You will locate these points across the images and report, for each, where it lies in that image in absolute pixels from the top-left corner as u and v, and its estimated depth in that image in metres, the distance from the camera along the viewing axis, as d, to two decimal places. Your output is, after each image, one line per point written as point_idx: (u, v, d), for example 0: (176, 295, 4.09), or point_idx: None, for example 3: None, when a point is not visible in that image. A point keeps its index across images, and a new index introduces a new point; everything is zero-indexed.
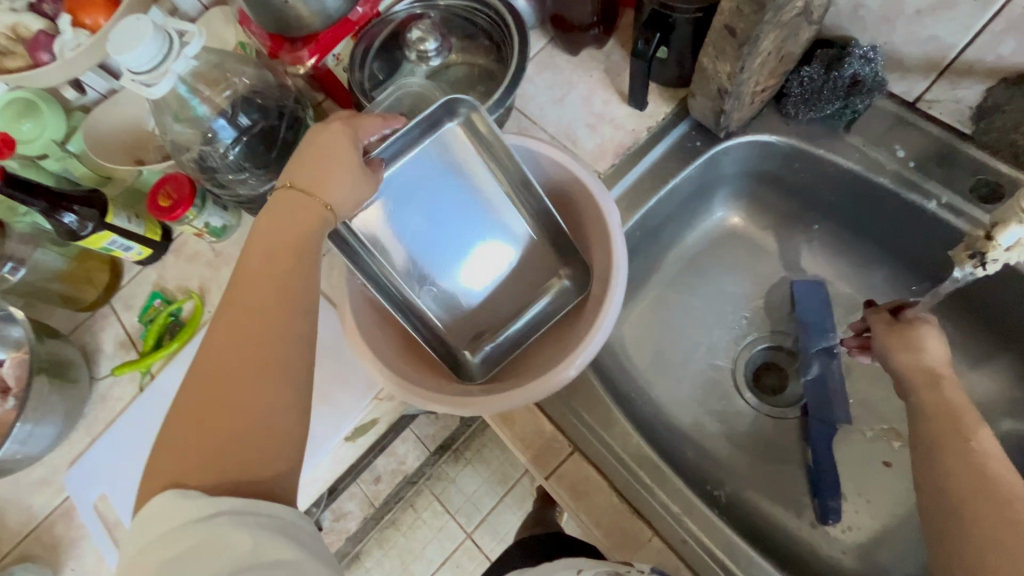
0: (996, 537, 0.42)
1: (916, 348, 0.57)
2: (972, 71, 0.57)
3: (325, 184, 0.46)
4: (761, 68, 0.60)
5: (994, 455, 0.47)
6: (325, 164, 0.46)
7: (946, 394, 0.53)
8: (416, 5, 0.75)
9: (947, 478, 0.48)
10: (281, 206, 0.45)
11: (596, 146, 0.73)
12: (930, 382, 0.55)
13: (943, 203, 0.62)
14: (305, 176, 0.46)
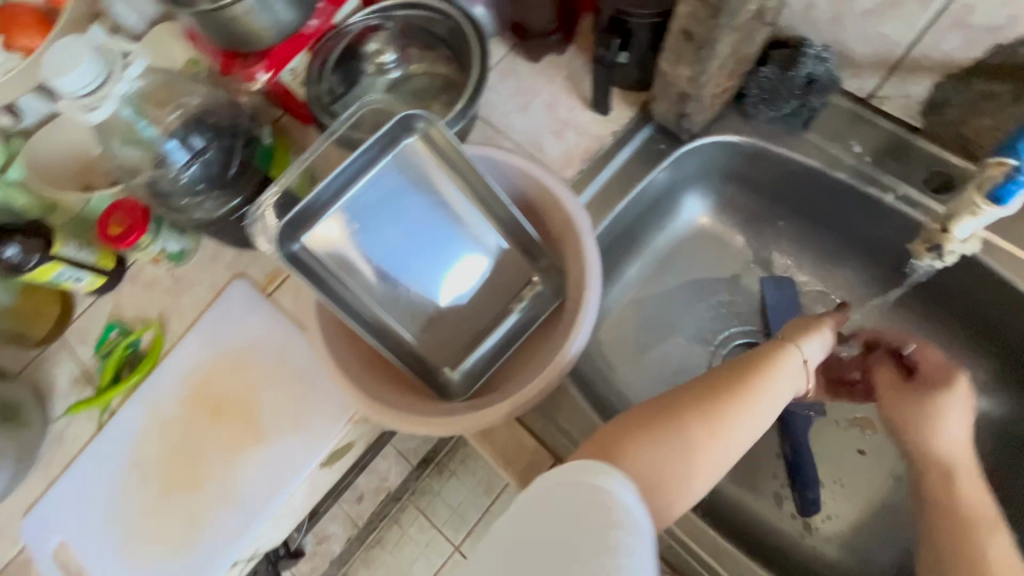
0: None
1: (930, 429, 0.53)
2: (920, 68, 0.59)
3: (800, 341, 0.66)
4: (719, 71, 0.61)
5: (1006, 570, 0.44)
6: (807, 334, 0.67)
7: (960, 490, 0.49)
8: (372, 15, 0.72)
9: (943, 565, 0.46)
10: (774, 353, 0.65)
11: (563, 153, 0.73)
12: (943, 472, 0.51)
13: (900, 196, 0.64)
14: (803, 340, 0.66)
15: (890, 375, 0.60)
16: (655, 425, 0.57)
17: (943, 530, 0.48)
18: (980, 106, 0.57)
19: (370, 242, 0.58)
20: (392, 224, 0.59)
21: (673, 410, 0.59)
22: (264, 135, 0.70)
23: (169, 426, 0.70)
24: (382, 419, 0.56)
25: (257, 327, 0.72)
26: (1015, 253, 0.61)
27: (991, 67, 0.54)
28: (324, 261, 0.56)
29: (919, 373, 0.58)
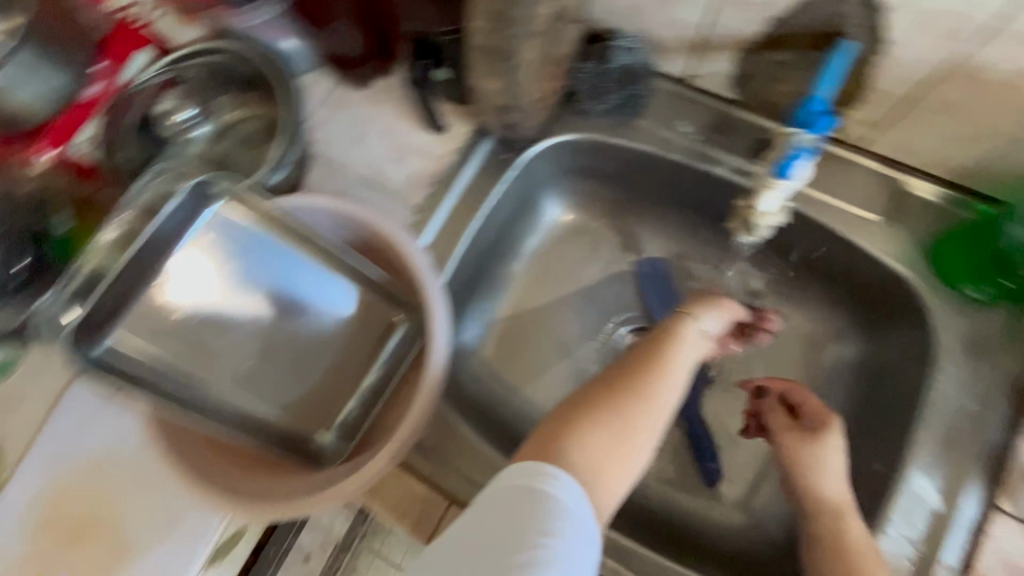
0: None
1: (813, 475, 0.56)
2: (719, 44, 0.60)
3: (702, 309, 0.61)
4: (534, 76, 0.60)
5: None
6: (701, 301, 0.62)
7: (847, 530, 0.52)
8: (161, 71, 0.64)
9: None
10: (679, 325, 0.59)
11: (407, 180, 0.70)
12: (836, 517, 0.53)
13: (729, 167, 0.67)
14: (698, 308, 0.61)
15: (785, 423, 0.60)
16: (601, 400, 0.51)
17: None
18: (778, 73, 0.60)
19: (259, 279, 0.58)
20: (299, 271, 0.59)
21: (618, 386, 0.52)
22: (57, 225, 0.62)
23: (25, 565, 0.61)
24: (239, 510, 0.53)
25: (111, 433, 0.63)
26: (834, 204, 0.63)
27: (774, 40, 0.56)
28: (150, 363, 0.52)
29: (805, 411, 0.60)
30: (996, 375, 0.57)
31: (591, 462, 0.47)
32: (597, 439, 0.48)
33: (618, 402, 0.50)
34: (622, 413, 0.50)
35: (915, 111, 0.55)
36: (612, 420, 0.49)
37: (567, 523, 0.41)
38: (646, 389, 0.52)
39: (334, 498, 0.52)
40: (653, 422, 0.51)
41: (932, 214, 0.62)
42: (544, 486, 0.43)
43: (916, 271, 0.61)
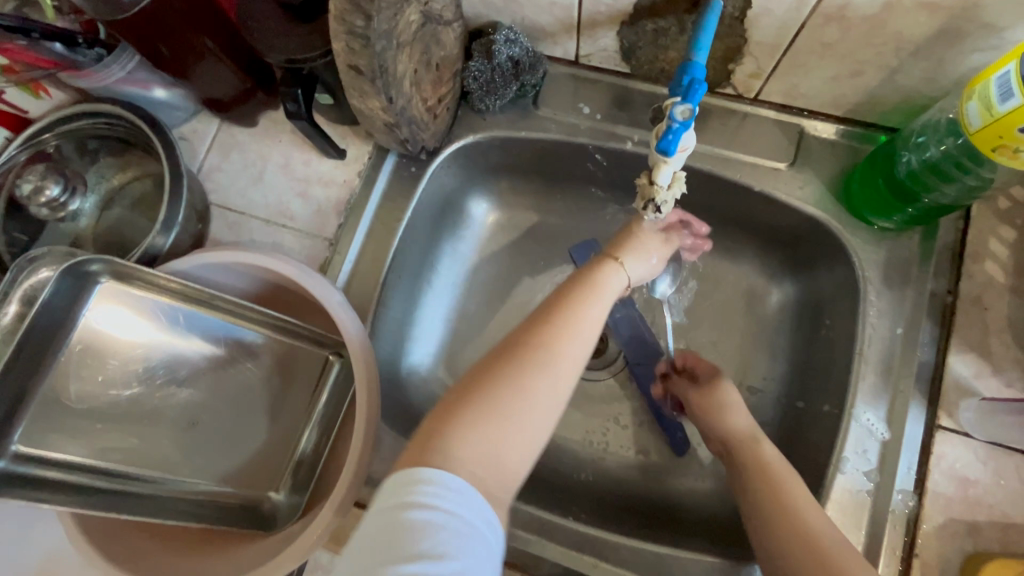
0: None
1: (722, 411, 0.58)
2: (598, 22, 0.59)
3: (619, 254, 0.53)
4: (417, 87, 0.57)
5: (799, 494, 0.47)
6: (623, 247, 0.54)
7: (761, 448, 0.53)
8: (24, 145, 0.61)
9: (783, 551, 0.44)
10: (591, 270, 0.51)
11: (316, 213, 0.67)
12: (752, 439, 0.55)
13: (637, 141, 0.66)
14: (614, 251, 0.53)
15: (686, 387, 0.63)
16: (497, 374, 0.42)
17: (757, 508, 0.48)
18: (661, 41, 0.59)
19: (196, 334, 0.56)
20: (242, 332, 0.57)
21: (511, 355, 0.44)
22: None
23: None
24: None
25: (48, 536, 0.60)
26: (743, 159, 0.63)
27: (648, 9, 0.55)
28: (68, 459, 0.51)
29: (699, 368, 0.63)
30: (919, 298, 0.58)
31: (480, 452, 0.39)
32: (484, 424, 0.40)
33: (510, 375, 0.42)
34: (517, 386, 0.42)
35: (796, 57, 0.55)
36: (505, 397, 0.41)
37: (449, 539, 0.33)
38: (543, 353, 0.44)
39: (279, 564, 0.48)
40: (553, 390, 0.43)
41: (835, 151, 0.62)
42: (416, 498, 0.35)
43: (830, 211, 0.61)
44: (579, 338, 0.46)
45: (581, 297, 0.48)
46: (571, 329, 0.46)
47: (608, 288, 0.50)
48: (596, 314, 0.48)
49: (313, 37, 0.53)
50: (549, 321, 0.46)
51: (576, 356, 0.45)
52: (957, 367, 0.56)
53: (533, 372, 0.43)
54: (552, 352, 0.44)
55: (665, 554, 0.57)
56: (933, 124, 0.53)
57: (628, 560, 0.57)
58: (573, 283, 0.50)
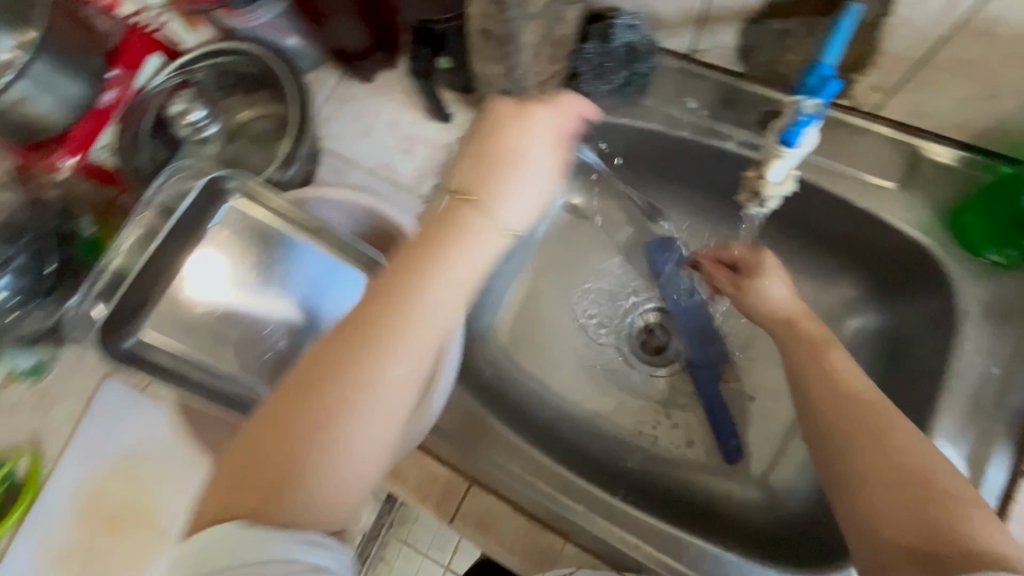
0: (878, 476, 0.42)
1: (755, 294, 0.60)
2: (723, 17, 0.59)
3: (481, 187, 0.48)
4: (536, 59, 0.59)
5: (847, 372, 0.50)
6: (495, 166, 0.51)
7: (802, 328, 0.55)
8: (176, 71, 0.66)
9: (827, 416, 0.47)
10: (447, 219, 0.49)
11: (415, 171, 0.71)
12: (786, 324, 0.57)
13: (739, 142, 0.66)
14: (486, 191, 0.49)
15: (722, 277, 0.64)
16: (300, 405, 0.41)
17: (808, 380, 0.51)
18: (785, 42, 0.59)
19: (295, 271, 0.60)
20: (338, 278, 0.60)
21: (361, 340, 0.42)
22: (85, 227, 0.64)
23: (72, 554, 0.65)
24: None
25: (139, 427, 0.67)
26: (848, 173, 0.62)
27: (779, 9, 0.55)
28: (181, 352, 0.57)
29: (739, 260, 0.64)
30: (1021, 340, 0.56)
31: (326, 490, 0.40)
32: (306, 460, 0.40)
33: (345, 373, 0.41)
34: (316, 419, 0.40)
35: (929, 72, 0.53)
36: (318, 433, 0.40)
37: None
38: (388, 339, 0.42)
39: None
40: (397, 370, 0.42)
41: (949, 179, 0.60)
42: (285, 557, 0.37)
43: (935, 238, 0.59)
44: (391, 353, 0.43)
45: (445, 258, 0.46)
46: (375, 302, 0.44)
47: (465, 248, 0.47)
48: (431, 303, 0.45)
49: None
50: (357, 305, 0.45)
51: (428, 318, 0.44)
52: None
53: (339, 405, 0.41)
54: (378, 373, 0.42)
55: (711, 551, 0.57)
56: None
57: (673, 549, 0.57)
58: (393, 285, 0.44)
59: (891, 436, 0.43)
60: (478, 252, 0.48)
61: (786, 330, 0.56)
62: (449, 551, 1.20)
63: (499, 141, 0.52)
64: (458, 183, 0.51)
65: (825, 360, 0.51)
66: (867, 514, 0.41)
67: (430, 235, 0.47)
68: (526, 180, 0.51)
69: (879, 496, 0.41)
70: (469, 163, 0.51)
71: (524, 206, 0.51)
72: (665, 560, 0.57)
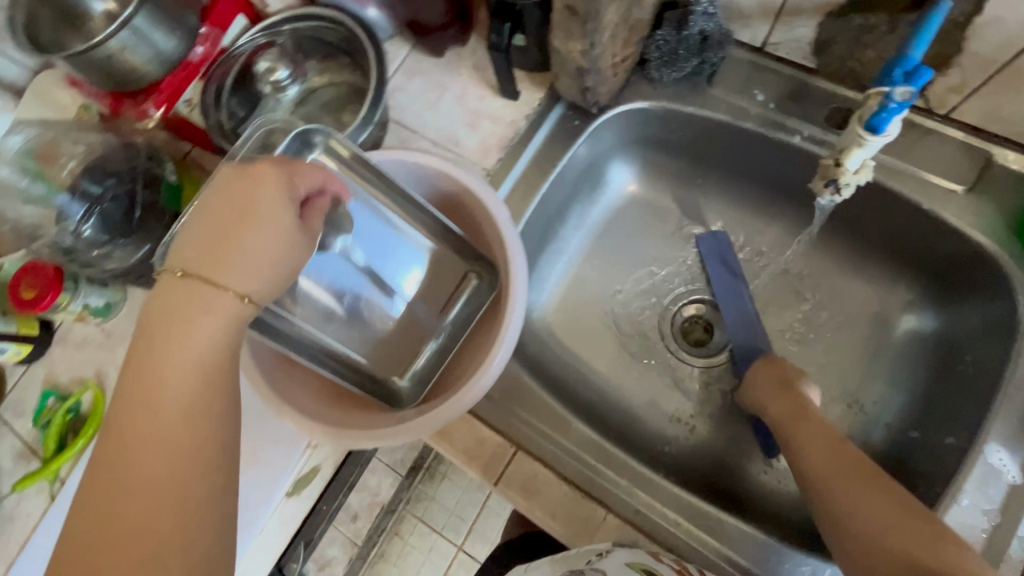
0: (873, 524, 0.47)
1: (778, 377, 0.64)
2: (802, 10, 0.60)
3: (229, 269, 0.36)
4: (613, 41, 0.61)
5: (825, 428, 0.57)
6: (231, 225, 0.37)
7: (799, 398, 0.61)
8: (264, 31, 0.69)
9: (821, 476, 0.53)
10: (175, 299, 0.36)
11: (480, 145, 0.72)
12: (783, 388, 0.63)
13: (806, 136, 0.65)
14: (213, 258, 0.36)
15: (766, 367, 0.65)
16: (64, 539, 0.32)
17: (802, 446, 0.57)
18: (863, 38, 0.59)
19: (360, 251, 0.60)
20: (395, 254, 0.63)
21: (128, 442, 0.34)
22: (169, 172, 0.67)
23: None
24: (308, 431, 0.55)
25: None
26: (918, 174, 0.62)
27: (863, 2, 0.55)
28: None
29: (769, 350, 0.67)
30: None
31: None
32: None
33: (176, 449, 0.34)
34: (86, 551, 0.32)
35: (1012, 75, 0.53)
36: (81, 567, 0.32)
37: None
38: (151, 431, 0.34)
39: (402, 433, 0.56)
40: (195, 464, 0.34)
41: (1022, 185, 0.60)
42: None
43: (1002, 245, 0.59)
44: (164, 449, 0.33)
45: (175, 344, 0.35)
46: (161, 374, 0.34)
47: (198, 328, 0.35)
48: (192, 409, 0.34)
49: None
50: (125, 370, 0.35)
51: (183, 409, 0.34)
52: None
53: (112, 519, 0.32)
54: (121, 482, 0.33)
55: (751, 534, 0.58)
56: None
57: (712, 529, 0.58)
58: (139, 365, 0.35)
59: (876, 494, 0.49)
60: (224, 334, 0.36)
61: (784, 400, 0.61)
62: (464, 531, 1.14)
63: (244, 199, 0.38)
64: (182, 258, 0.36)
65: (803, 408, 0.60)
66: (866, 556, 0.46)
67: (176, 304, 0.35)
68: (267, 233, 0.38)
69: (872, 527, 0.47)
70: (208, 206, 0.38)
71: (274, 274, 0.38)
72: (703, 539, 0.58)
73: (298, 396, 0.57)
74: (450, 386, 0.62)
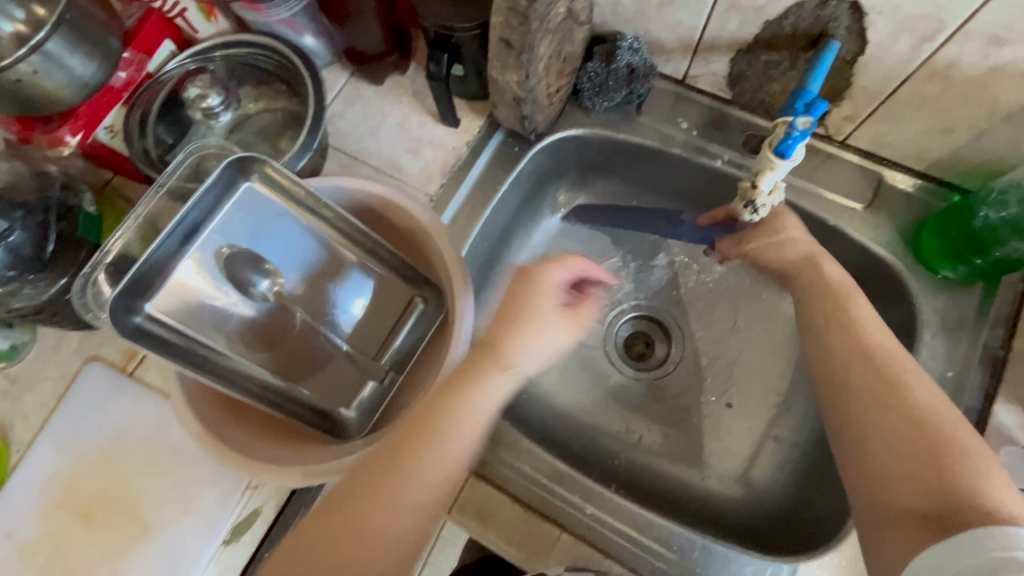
0: (895, 444, 0.47)
1: (779, 240, 0.60)
2: (716, 47, 0.65)
3: (508, 351, 0.51)
4: (547, 72, 0.64)
5: (868, 321, 0.54)
6: (522, 314, 0.51)
7: (827, 273, 0.58)
8: (194, 57, 0.68)
9: (854, 382, 0.51)
10: (465, 369, 0.50)
11: (422, 170, 0.73)
12: (808, 264, 0.59)
13: (726, 160, 0.71)
14: (507, 336, 0.51)
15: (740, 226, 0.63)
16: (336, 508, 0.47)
17: (829, 333, 0.55)
18: (770, 73, 0.65)
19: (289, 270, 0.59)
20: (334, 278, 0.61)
21: (366, 489, 0.47)
22: (87, 204, 0.64)
23: (37, 546, 0.61)
24: (250, 473, 0.53)
25: (124, 413, 0.64)
26: (823, 194, 0.68)
27: (767, 41, 0.61)
28: (175, 322, 0.52)
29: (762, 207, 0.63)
30: (973, 347, 0.62)
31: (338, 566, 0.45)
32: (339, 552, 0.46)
33: (423, 467, 0.48)
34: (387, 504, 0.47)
35: (893, 106, 0.60)
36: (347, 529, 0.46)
37: None
38: (394, 489, 0.47)
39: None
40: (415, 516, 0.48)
41: (910, 202, 0.67)
42: None
43: (897, 255, 0.66)
44: (421, 469, 0.48)
45: (448, 421, 0.49)
46: (437, 426, 0.49)
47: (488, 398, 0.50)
48: (463, 429, 0.49)
49: (470, 10, 0.60)
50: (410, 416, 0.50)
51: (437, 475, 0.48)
52: (1002, 416, 0.59)
53: (371, 508, 0.47)
54: (395, 479, 0.48)
55: (698, 541, 0.59)
56: (1016, 184, 0.56)
57: (663, 539, 0.60)
58: (451, 401, 0.49)
59: (905, 405, 0.48)
60: (489, 401, 0.50)
61: (804, 276, 0.59)
62: None
63: (521, 298, 0.52)
64: (490, 334, 0.52)
65: (850, 303, 0.56)
66: (879, 471, 0.47)
67: (462, 381, 0.50)
68: (549, 319, 0.52)
69: (899, 447, 0.47)
70: (497, 316, 0.52)
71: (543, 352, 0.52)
72: (655, 549, 0.59)
73: (243, 439, 0.55)
74: (399, 414, 0.61)
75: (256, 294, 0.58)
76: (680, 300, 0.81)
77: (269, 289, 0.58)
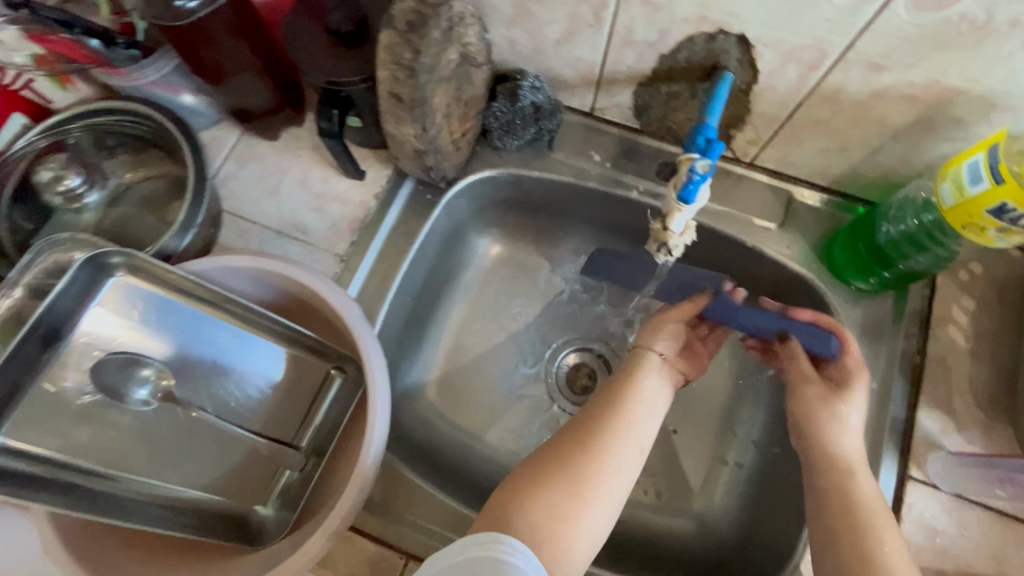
0: None
1: (834, 423, 0.54)
2: (618, 81, 0.65)
3: (652, 338, 0.59)
4: (448, 120, 0.61)
5: (894, 556, 0.46)
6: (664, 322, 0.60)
7: (857, 487, 0.51)
8: (45, 133, 0.62)
9: None
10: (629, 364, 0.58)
11: (329, 229, 0.68)
12: (848, 472, 0.52)
13: (642, 191, 0.71)
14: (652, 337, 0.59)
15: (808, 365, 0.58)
16: (555, 470, 0.48)
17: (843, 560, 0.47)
18: (672, 103, 0.65)
19: (205, 344, 0.55)
20: (251, 353, 0.57)
21: (534, 482, 0.47)
22: None
23: None
24: None
25: None
26: (738, 216, 0.68)
27: (664, 73, 0.61)
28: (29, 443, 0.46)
29: (831, 368, 0.57)
30: (892, 355, 0.63)
31: (530, 524, 0.45)
32: (537, 507, 0.45)
33: (636, 443, 0.51)
34: (570, 474, 0.47)
35: (791, 129, 0.61)
36: (544, 497, 0.46)
37: None
38: (593, 477, 0.48)
39: None
40: (607, 505, 0.48)
41: (819, 217, 0.68)
42: (498, 552, 0.39)
43: (814, 271, 0.67)
44: (625, 442, 0.51)
45: (623, 407, 0.53)
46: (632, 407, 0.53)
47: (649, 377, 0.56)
48: (647, 407, 0.54)
49: (356, 63, 0.56)
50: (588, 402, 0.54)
51: (631, 461, 0.50)
52: (925, 422, 0.60)
53: (576, 478, 0.47)
54: (599, 450, 0.49)
55: None
56: (908, 200, 0.59)
57: None
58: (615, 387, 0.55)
59: None
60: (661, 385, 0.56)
61: (831, 478, 0.52)
62: None
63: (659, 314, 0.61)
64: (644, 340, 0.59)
65: (879, 530, 0.47)
66: None
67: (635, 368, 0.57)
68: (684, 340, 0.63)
69: None
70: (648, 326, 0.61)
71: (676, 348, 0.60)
72: None
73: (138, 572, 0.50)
74: (322, 504, 0.56)
75: (137, 400, 0.52)
76: (616, 331, 0.79)
77: (153, 394, 0.53)
